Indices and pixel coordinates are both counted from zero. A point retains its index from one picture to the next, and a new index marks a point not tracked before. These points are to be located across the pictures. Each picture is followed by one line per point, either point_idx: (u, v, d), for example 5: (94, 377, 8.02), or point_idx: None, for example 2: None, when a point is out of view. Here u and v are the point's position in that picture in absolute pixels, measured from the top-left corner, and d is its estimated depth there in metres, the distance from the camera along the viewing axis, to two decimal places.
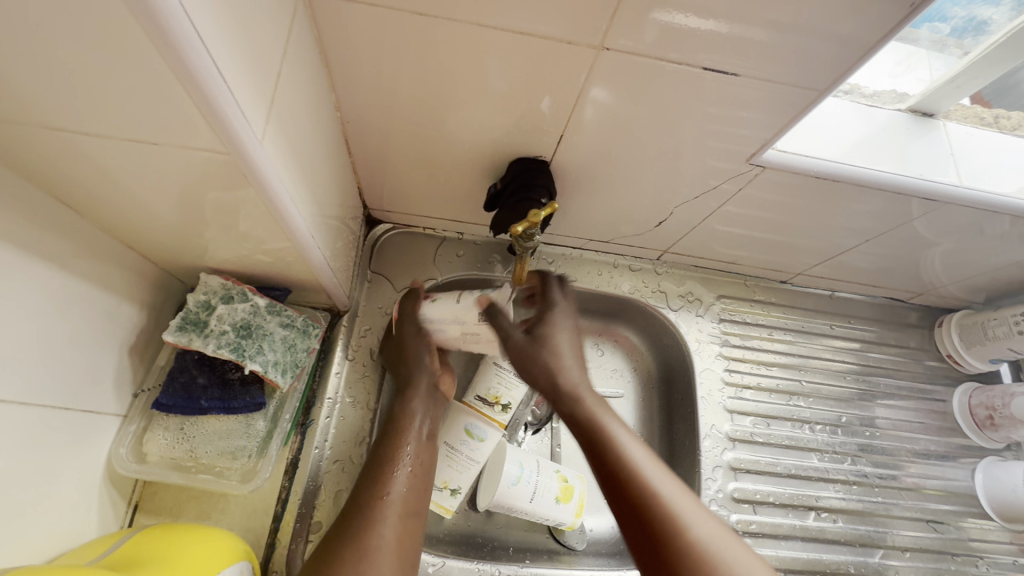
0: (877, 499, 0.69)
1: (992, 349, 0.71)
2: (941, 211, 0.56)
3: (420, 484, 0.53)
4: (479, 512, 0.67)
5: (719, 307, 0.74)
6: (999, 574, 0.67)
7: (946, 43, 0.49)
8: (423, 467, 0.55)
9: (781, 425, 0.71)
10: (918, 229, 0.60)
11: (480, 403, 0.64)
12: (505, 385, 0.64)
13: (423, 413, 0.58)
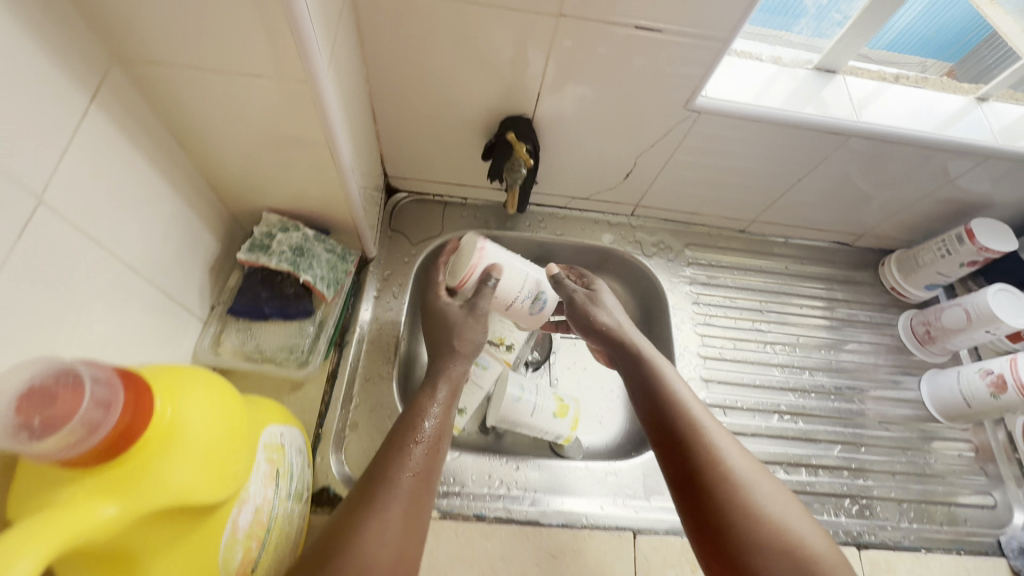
0: (832, 404, 0.80)
1: (925, 276, 0.83)
2: (852, 145, 0.68)
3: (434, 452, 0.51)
4: (491, 434, 0.78)
5: (687, 253, 0.87)
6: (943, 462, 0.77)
7: (813, 44, 0.70)
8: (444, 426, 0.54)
9: (747, 347, 0.82)
10: (838, 166, 0.73)
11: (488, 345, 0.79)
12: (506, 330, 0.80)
13: (456, 369, 0.60)
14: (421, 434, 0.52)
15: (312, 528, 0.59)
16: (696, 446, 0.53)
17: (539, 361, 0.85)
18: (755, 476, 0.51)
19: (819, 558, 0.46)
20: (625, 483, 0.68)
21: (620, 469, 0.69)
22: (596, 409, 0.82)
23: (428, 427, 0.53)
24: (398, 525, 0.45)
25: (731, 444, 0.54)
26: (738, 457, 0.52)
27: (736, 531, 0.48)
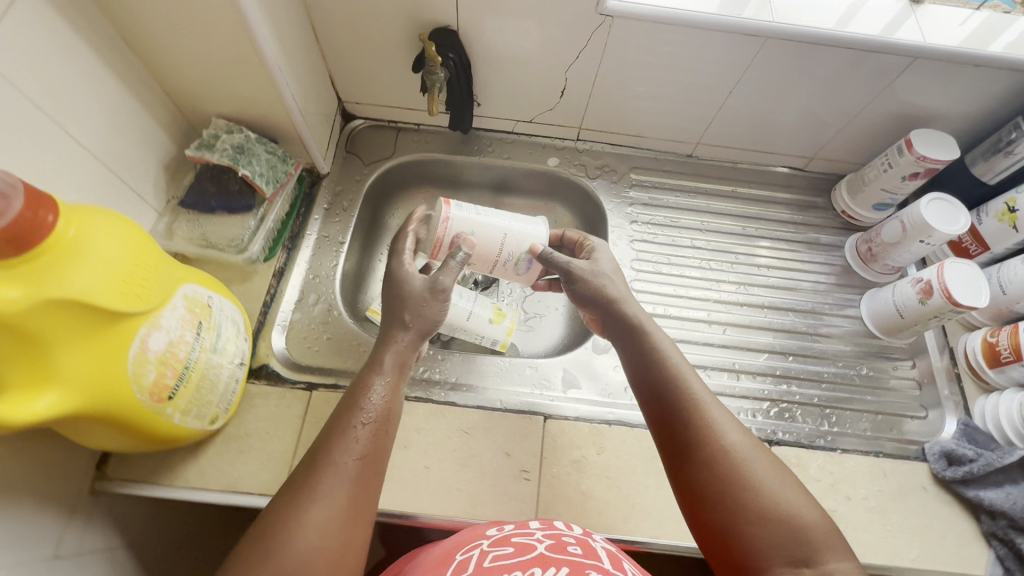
0: (764, 317, 0.82)
1: (871, 194, 0.83)
2: (773, 49, 0.69)
3: (380, 438, 0.51)
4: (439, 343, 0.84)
5: (632, 176, 0.89)
6: (873, 374, 0.78)
7: None
8: (391, 404, 0.54)
9: (684, 263, 0.85)
10: (766, 77, 0.74)
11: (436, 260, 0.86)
12: None
13: (401, 344, 0.58)
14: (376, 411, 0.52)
15: (249, 394, 0.66)
16: (685, 424, 0.53)
17: (486, 279, 0.90)
18: (747, 455, 0.50)
19: (810, 527, 0.46)
20: (541, 377, 0.73)
21: (537, 365, 0.74)
22: (536, 321, 0.87)
23: (372, 408, 0.53)
24: (343, 502, 0.46)
25: (726, 421, 0.53)
26: (728, 435, 0.52)
27: (719, 510, 0.49)
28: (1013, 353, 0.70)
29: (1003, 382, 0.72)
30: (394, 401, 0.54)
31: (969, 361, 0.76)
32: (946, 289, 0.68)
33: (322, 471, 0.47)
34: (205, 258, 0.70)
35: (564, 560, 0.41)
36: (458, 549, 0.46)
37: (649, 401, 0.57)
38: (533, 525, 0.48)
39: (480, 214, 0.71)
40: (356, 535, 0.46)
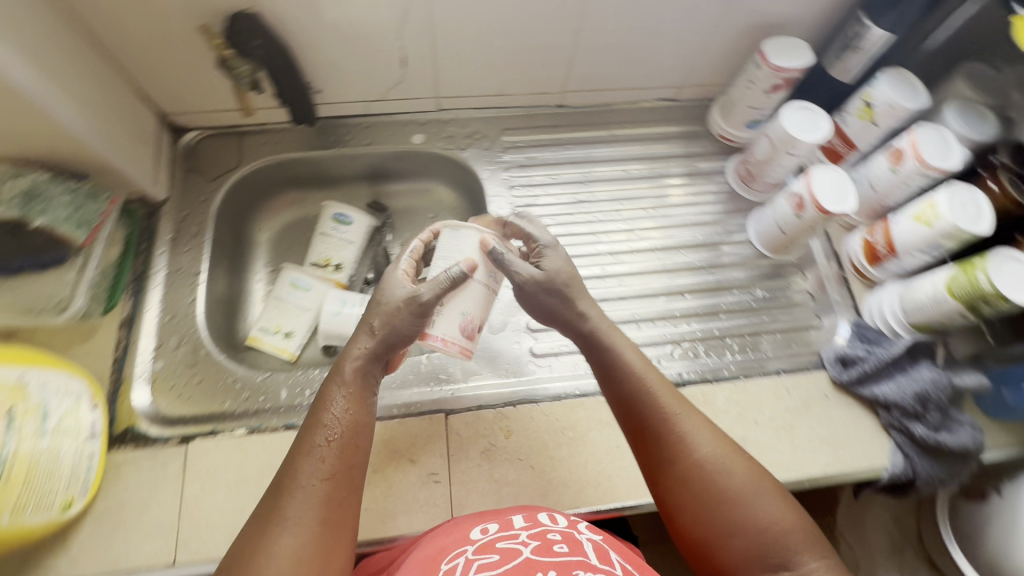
0: (658, 259, 0.81)
1: (741, 114, 0.82)
2: None
3: (349, 450, 0.49)
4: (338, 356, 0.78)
5: (504, 139, 0.85)
6: (768, 294, 0.79)
7: None
8: (357, 413, 0.51)
9: (572, 221, 0.82)
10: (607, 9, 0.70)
11: (315, 267, 0.80)
12: (333, 250, 0.81)
13: (367, 344, 0.54)
14: (342, 424, 0.50)
15: (115, 464, 0.60)
16: (666, 445, 0.52)
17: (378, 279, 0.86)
18: (728, 464, 0.50)
19: (788, 533, 0.47)
20: (441, 370, 0.70)
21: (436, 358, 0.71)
22: None
23: (336, 423, 0.50)
24: (312, 523, 0.44)
25: (703, 433, 0.52)
26: (712, 447, 0.51)
27: (707, 530, 0.49)
28: (888, 250, 0.72)
29: (884, 278, 0.75)
30: (359, 408, 0.51)
31: (852, 263, 0.77)
32: (812, 198, 0.68)
33: (290, 504, 0.45)
34: (28, 324, 0.61)
35: (549, 564, 0.41)
36: (443, 552, 0.45)
37: (625, 416, 0.55)
38: (517, 523, 0.48)
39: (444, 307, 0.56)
40: (340, 550, 0.45)
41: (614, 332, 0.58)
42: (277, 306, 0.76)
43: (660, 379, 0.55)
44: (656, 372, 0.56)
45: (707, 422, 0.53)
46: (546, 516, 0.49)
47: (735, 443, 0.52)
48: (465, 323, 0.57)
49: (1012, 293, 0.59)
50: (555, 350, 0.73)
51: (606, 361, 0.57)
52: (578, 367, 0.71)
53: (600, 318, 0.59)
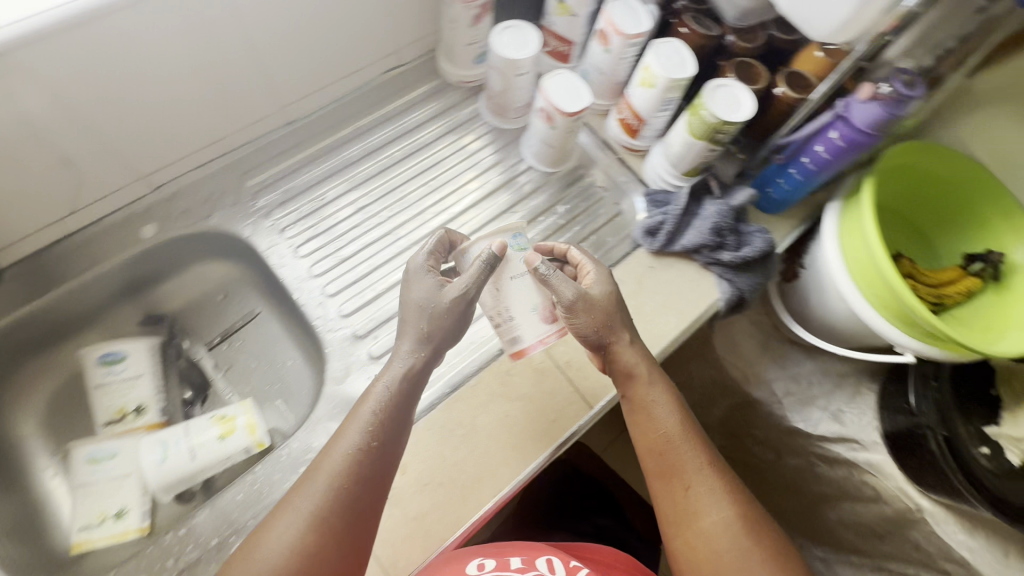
0: (464, 223, 0.78)
1: (464, 53, 0.80)
2: None
3: (369, 481, 0.53)
4: (194, 495, 0.68)
5: (248, 183, 0.75)
6: (571, 205, 0.82)
7: None
8: (384, 442, 0.55)
9: (363, 231, 0.75)
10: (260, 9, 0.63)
11: (111, 424, 0.67)
12: (123, 395, 0.68)
13: (387, 377, 0.58)
14: (366, 439, 0.54)
15: None
16: (674, 493, 0.58)
17: (200, 393, 0.76)
18: (738, 538, 0.54)
19: None
20: (306, 450, 0.63)
21: (294, 440, 0.64)
22: (282, 387, 0.77)
23: (355, 442, 0.54)
24: (312, 514, 0.50)
25: (715, 499, 0.57)
26: (722, 518, 0.55)
27: (688, 556, 0.55)
28: (637, 120, 0.77)
29: (649, 144, 0.81)
30: (379, 449, 0.55)
31: (620, 145, 0.82)
32: (555, 106, 0.70)
33: (293, 503, 0.51)
34: None
35: None
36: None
37: (647, 445, 0.61)
38: (513, 564, 0.56)
39: (506, 314, 0.64)
40: (330, 561, 0.49)
41: (635, 362, 0.63)
42: (87, 493, 0.63)
43: (692, 445, 0.59)
44: (692, 433, 0.61)
45: (727, 489, 0.57)
46: (542, 562, 0.56)
47: (750, 518, 0.56)
48: (542, 314, 0.64)
49: (734, 115, 0.66)
50: None
51: (632, 395, 0.63)
52: (439, 368, 0.68)
53: (628, 359, 0.63)
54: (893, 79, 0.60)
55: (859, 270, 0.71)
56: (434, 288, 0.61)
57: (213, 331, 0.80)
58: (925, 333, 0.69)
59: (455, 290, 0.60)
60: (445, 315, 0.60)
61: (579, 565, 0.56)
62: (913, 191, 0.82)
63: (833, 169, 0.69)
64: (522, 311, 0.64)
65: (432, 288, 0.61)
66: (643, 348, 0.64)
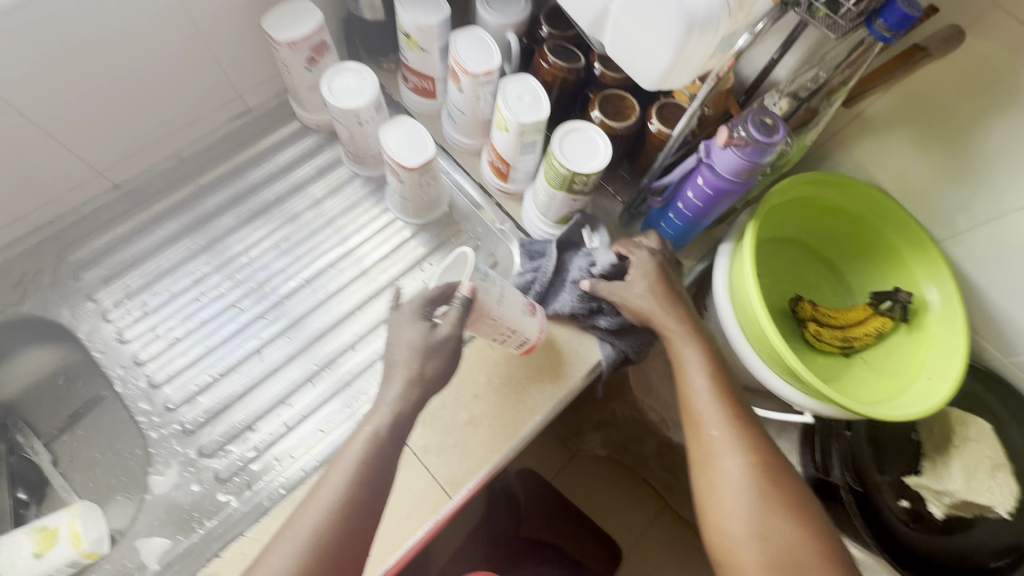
0: (318, 288, 0.70)
1: (311, 96, 0.71)
2: None
3: (371, 500, 0.48)
4: None
5: (68, 259, 0.67)
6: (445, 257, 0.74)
7: None
8: (381, 466, 0.50)
9: (199, 305, 0.67)
10: (28, 75, 0.54)
11: None
12: None
13: (402, 374, 0.52)
14: (354, 480, 0.48)
15: None
16: (700, 440, 0.53)
17: (36, 492, 0.69)
18: (761, 509, 0.49)
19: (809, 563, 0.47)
20: (120, 570, 0.56)
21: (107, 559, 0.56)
22: (128, 479, 0.70)
23: (353, 468, 0.49)
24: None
25: (735, 469, 0.51)
26: (740, 473, 0.50)
27: (709, 515, 0.51)
28: (504, 164, 0.69)
29: (523, 187, 0.73)
30: (377, 472, 0.49)
31: (494, 188, 0.74)
32: (396, 161, 0.62)
33: (265, 562, 0.45)
34: None
35: None
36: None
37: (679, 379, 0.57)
38: None
39: (510, 328, 0.58)
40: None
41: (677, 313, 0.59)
42: None
43: (721, 401, 0.54)
44: (721, 385, 0.56)
45: (750, 461, 0.51)
46: None
47: (777, 478, 0.51)
48: (528, 308, 0.61)
49: (589, 164, 0.58)
50: (244, 463, 0.60)
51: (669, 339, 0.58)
52: (277, 465, 0.60)
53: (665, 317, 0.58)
54: (749, 121, 0.52)
55: (743, 317, 0.64)
56: (427, 329, 0.54)
57: (55, 419, 0.72)
58: (813, 391, 0.61)
59: (447, 329, 0.53)
60: (441, 358, 0.54)
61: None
62: (822, 219, 0.74)
63: (710, 215, 0.61)
64: (517, 320, 0.59)
65: (426, 330, 0.53)
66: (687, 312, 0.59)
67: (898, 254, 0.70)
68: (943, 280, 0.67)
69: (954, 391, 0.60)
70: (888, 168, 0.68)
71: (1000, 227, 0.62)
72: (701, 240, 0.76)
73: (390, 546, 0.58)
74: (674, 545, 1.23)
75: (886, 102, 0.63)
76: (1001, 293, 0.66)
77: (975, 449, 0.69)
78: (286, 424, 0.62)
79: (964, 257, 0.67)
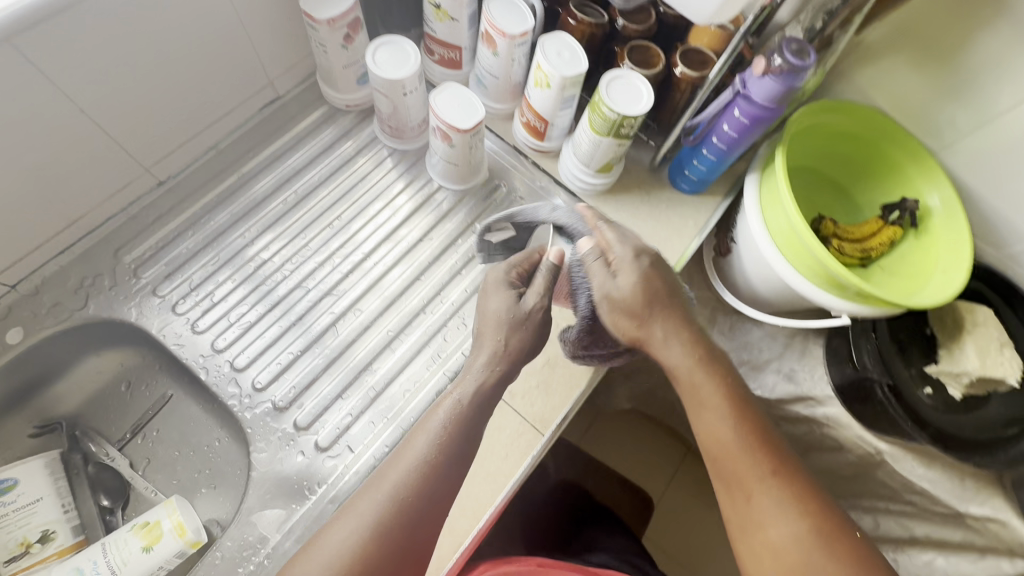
0: (378, 260, 0.72)
1: (345, 75, 0.73)
2: (34, 40, 0.49)
3: (450, 480, 0.53)
4: None
5: (126, 260, 0.67)
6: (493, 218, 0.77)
7: None
8: (463, 441, 0.54)
9: (267, 290, 0.69)
10: (86, 69, 0.54)
11: (7, 563, 0.58)
12: (24, 525, 0.60)
13: (483, 357, 0.58)
14: (438, 441, 0.53)
15: None
16: (753, 498, 0.54)
17: (119, 497, 0.68)
18: (810, 545, 0.51)
19: None
20: (242, 545, 0.57)
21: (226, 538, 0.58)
22: (213, 471, 0.70)
23: (436, 439, 0.53)
24: (370, 526, 0.50)
25: (786, 506, 0.53)
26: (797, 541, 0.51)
27: (773, 558, 0.52)
28: (541, 122, 0.73)
29: (558, 144, 0.77)
30: (460, 445, 0.54)
31: (530, 148, 0.78)
32: (448, 124, 0.65)
33: (354, 509, 0.51)
34: None
35: None
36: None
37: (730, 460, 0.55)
38: None
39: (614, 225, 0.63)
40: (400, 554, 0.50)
41: (707, 390, 0.55)
42: None
43: (753, 453, 0.54)
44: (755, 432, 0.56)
45: (794, 499, 0.53)
46: None
47: (828, 517, 0.53)
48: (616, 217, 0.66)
49: (635, 107, 0.63)
50: (342, 429, 0.62)
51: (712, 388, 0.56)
52: (375, 427, 0.63)
53: (703, 385, 0.55)
54: (784, 49, 0.58)
55: (784, 242, 0.71)
56: (513, 301, 0.59)
57: (123, 426, 0.72)
58: (849, 293, 0.69)
59: (534, 301, 0.59)
60: (527, 331, 0.58)
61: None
62: (831, 147, 0.81)
63: (742, 145, 0.67)
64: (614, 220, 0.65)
65: (512, 302, 0.59)
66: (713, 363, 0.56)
67: (900, 169, 0.78)
68: (942, 185, 0.75)
69: (968, 278, 0.68)
70: (888, 90, 0.75)
71: (989, 131, 0.70)
72: (724, 177, 0.82)
73: (496, 485, 0.61)
74: (705, 482, 1.31)
75: (885, 30, 0.69)
76: (992, 191, 0.74)
77: (985, 332, 0.77)
78: (375, 388, 0.65)
79: (957, 163, 0.76)
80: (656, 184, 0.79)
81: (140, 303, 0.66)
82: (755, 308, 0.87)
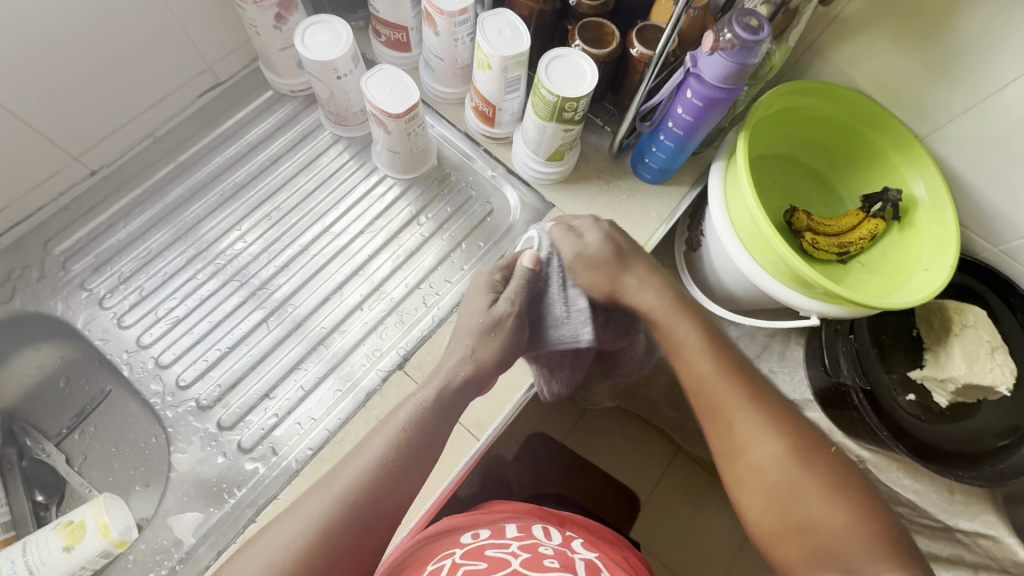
0: (315, 252, 0.69)
1: (284, 59, 0.69)
2: None
3: (412, 466, 0.49)
4: None
5: (57, 251, 0.66)
6: (437, 212, 0.73)
7: None
8: (428, 432, 0.51)
9: (200, 281, 0.67)
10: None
11: None
12: None
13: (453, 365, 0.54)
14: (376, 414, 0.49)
15: None
16: (727, 423, 0.53)
17: (54, 494, 0.67)
18: (788, 463, 0.49)
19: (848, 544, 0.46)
20: (156, 549, 0.59)
21: (139, 541, 0.60)
22: (147, 469, 0.68)
23: (398, 428, 0.50)
24: (315, 525, 0.45)
25: (763, 429, 0.51)
26: (781, 458, 0.50)
27: (754, 481, 0.50)
28: (490, 108, 0.68)
29: (511, 130, 0.72)
30: (422, 430, 0.50)
31: (481, 134, 0.73)
32: (380, 110, 0.61)
33: (299, 507, 0.46)
34: None
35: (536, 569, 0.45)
36: (434, 554, 0.51)
37: (709, 377, 0.54)
38: (511, 535, 0.53)
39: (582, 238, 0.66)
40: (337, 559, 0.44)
41: (682, 333, 0.56)
42: None
43: (732, 381, 0.53)
44: (730, 355, 0.56)
45: (770, 420, 0.52)
46: (538, 529, 0.55)
47: (808, 442, 0.51)
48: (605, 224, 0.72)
49: (577, 89, 0.58)
50: (265, 431, 0.61)
51: (689, 334, 0.56)
52: (300, 428, 0.61)
53: (679, 328, 0.57)
54: (734, 23, 0.52)
55: (746, 237, 0.66)
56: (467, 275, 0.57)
57: (58, 422, 0.70)
58: (818, 292, 0.63)
59: None
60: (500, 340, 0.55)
61: (573, 536, 0.56)
62: (808, 131, 0.75)
63: (701, 131, 0.62)
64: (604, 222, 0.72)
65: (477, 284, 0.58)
66: (692, 307, 0.58)
67: (882, 155, 0.72)
68: (930, 173, 0.68)
69: (952, 274, 0.61)
70: (871, 69, 0.68)
71: (980, 113, 0.63)
72: (691, 165, 0.76)
73: (423, 493, 0.59)
74: None
75: (863, 0, 0.63)
76: (985, 181, 0.68)
77: (973, 334, 0.70)
78: (304, 387, 0.63)
79: (949, 150, 0.69)
80: (617, 173, 0.74)
81: (72, 296, 0.66)
82: (728, 307, 0.82)
